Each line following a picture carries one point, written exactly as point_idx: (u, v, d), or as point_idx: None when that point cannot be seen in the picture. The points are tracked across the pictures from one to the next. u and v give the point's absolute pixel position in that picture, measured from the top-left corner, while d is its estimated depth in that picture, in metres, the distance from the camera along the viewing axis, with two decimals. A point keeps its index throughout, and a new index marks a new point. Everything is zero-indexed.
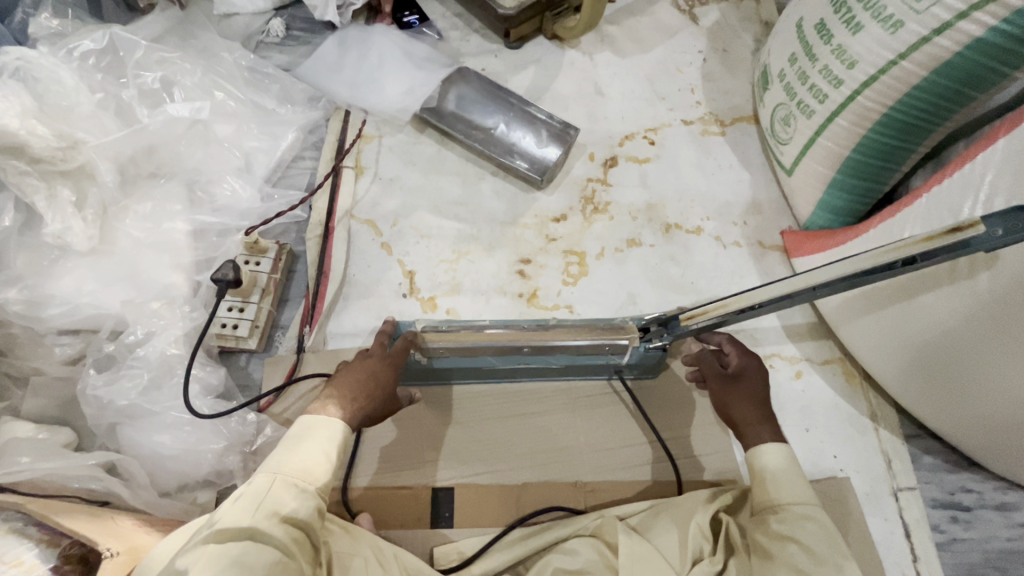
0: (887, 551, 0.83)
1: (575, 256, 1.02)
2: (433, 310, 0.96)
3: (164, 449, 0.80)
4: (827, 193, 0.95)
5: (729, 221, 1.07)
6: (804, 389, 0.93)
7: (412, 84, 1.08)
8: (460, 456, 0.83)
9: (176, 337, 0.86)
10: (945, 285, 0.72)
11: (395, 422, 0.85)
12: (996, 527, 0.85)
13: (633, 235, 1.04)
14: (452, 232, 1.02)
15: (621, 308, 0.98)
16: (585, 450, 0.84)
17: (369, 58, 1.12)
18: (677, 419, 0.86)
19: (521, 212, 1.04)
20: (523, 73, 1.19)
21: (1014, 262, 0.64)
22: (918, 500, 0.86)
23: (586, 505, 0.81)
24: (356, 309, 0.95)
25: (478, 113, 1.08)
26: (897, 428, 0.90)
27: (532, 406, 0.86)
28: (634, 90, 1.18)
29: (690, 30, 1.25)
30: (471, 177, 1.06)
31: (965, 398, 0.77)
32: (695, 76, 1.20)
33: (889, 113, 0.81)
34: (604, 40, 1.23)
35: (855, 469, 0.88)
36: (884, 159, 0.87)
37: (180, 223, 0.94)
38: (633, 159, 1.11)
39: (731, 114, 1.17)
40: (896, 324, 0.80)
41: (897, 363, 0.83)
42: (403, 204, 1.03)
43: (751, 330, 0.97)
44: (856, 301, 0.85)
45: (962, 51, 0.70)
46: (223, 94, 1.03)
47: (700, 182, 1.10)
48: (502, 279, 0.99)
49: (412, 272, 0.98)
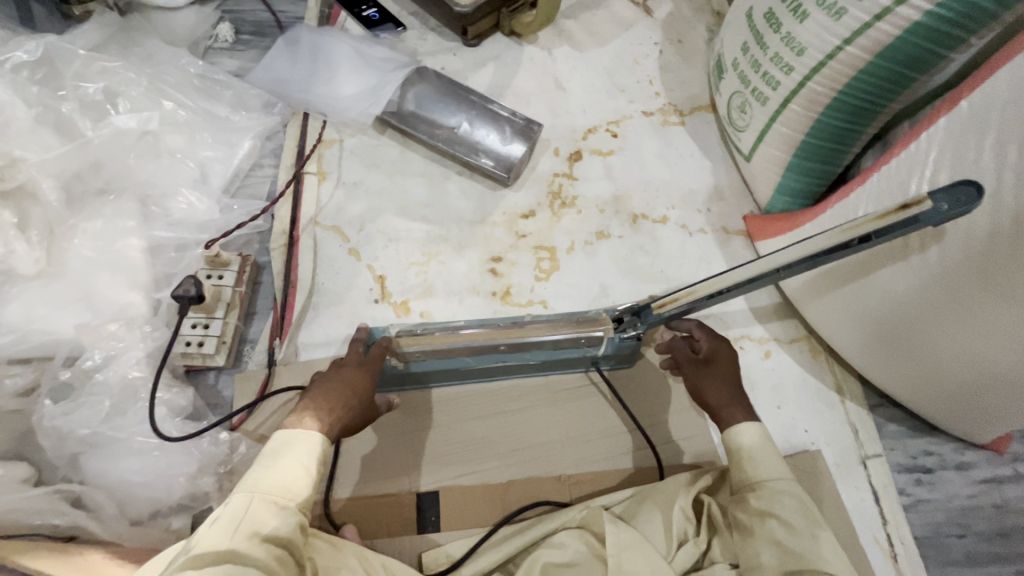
0: (860, 517, 0.87)
1: (545, 251, 1.02)
2: (406, 313, 0.94)
3: (134, 475, 0.77)
4: (785, 176, 0.99)
5: (693, 209, 1.10)
6: (774, 367, 0.96)
7: (370, 86, 1.07)
8: (443, 459, 0.83)
9: (138, 359, 0.83)
10: (899, 261, 0.75)
11: (376, 430, 0.83)
12: (957, 485, 0.90)
13: (601, 227, 1.05)
14: (421, 234, 1.00)
15: (593, 299, 0.99)
16: (567, 442, 0.85)
17: (322, 59, 1.09)
18: (654, 405, 0.87)
19: (490, 210, 1.04)
20: (482, 72, 1.20)
21: (960, 236, 0.67)
22: (884, 466, 0.90)
23: (571, 497, 0.81)
24: (326, 318, 0.92)
25: (439, 112, 1.07)
26: (862, 399, 0.94)
27: (513, 403, 0.86)
28: (593, 85, 1.20)
29: (645, 23, 1.27)
30: (438, 177, 1.06)
31: (923, 366, 0.81)
32: (652, 68, 1.22)
33: (838, 98, 0.85)
34: (561, 35, 1.25)
35: (825, 442, 0.91)
36: (836, 142, 0.91)
37: (134, 240, 0.90)
38: (596, 153, 1.13)
39: (689, 104, 1.19)
40: (856, 300, 0.83)
41: (859, 337, 0.87)
42: (369, 207, 1.01)
43: (720, 314, 1.00)
44: (818, 279, 0.89)
45: (903, 35, 0.74)
46: (171, 102, 0.99)
47: (664, 171, 1.13)
48: (474, 278, 0.98)
49: (382, 276, 0.96)
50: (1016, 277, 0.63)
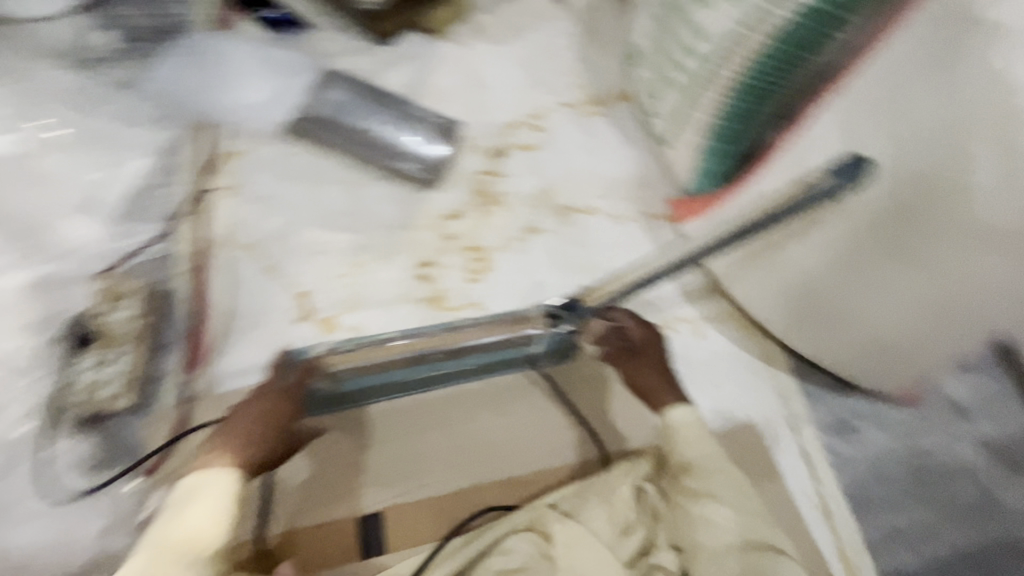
0: (793, 480, 0.91)
1: (476, 251, 1.00)
2: (332, 330, 0.90)
3: (34, 541, 0.74)
4: (703, 159, 1.01)
5: (619, 197, 1.11)
6: (706, 346, 0.99)
7: (276, 91, 1.01)
8: (384, 477, 0.79)
9: (18, 418, 0.76)
10: (811, 233, 0.78)
11: (309, 456, 0.79)
12: (879, 438, 0.96)
13: (531, 223, 1.04)
14: (344, 244, 0.96)
15: (528, 297, 0.98)
16: (511, 444, 0.83)
17: (219, 63, 1.01)
18: (595, 397, 0.87)
19: (415, 214, 1.01)
20: (397, 72, 1.16)
21: (861, 206, 0.70)
22: (813, 428, 0.95)
23: (519, 498, 0.81)
24: (247, 343, 0.87)
25: (349, 117, 1.00)
26: (789, 367, 0.98)
27: (453, 412, 0.84)
28: (513, 79, 1.19)
29: (560, 14, 1.26)
30: (357, 184, 1.01)
31: (843, 329, 0.85)
32: (570, 60, 1.22)
33: (745, 79, 0.86)
34: (477, 30, 1.22)
35: (758, 412, 0.95)
36: (747, 123, 0.91)
37: (10, 279, 0.81)
38: (520, 148, 1.12)
39: (608, 93, 1.20)
40: (777, 272, 0.86)
41: (784, 307, 0.90)
42: (285, 220, 0.95)
43: (653, 298, 1.02)
44: (740, 257, 0.91)
45: (799, 17, 0.75)
46: (32, 124, 0.91)
47: (589, 162, 1.13)
48: (404, 286, 0.95)
49: (305, 293, 0.91)
50: (912, 238, 0.67)
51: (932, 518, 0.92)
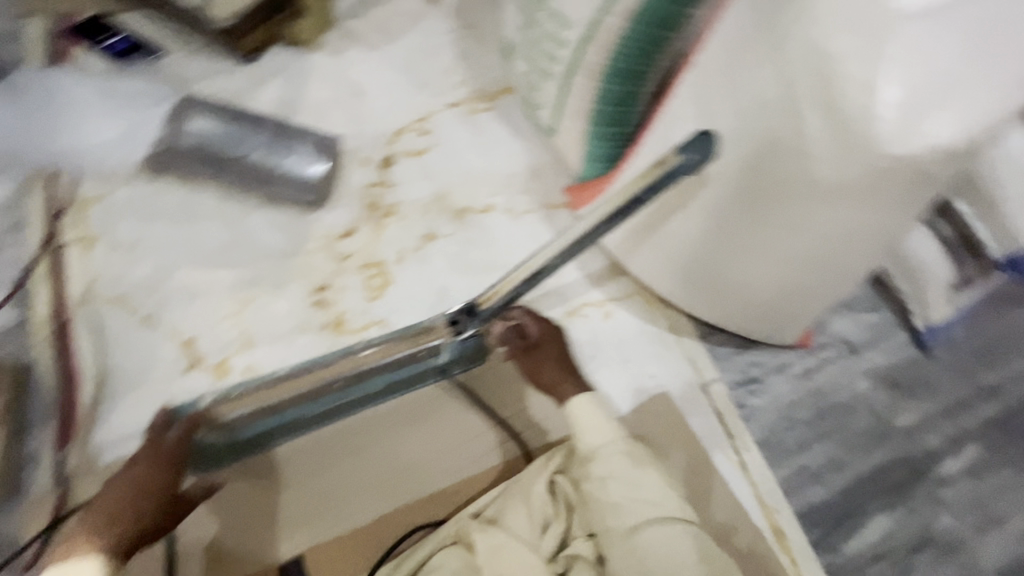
0: (708, 440, 0.96)
1: (374, 267, 0.97)
2: (227, 374, 0.85)
3: None
4: (590, 142, 1.03)
5: (515, 192, 1.11)
6: (615, 326, 1.01)
7: (129, 127, 0.93)
8: (301, 518, 0.77)
9: None
10: (684, 208, 0.82)
11: (215, 512, 0.75)
12: (782, 385, 1.02)
13: (428, 230, 1.03)
14: (228, 281, 0.90)
15: (433, 306, 0.96)
16: (431, 459, 0.82)
17: (56, 103, 0.91)
18: (511, 396, 0.87)
19: (304, 238, 0.96)
20: (267, 90, 1.10)
21: (720, 176, 0.74)
22: (722, 387, 1.00)
23: (445, 512, 0.80)
24: (130, 404, 0.81)
25: (222, 141, 0.93)
26: (694, 332, 1.03)
27: (366, 438, 0.81)
28: (392, 84, 1.16)
29: (434, 12, 1.24)
30: (235, 214, 0.95)
31: (733, 290, 0.89)
32: (450, 58, 1.20)
33: (614, 61, 0.89)
34: (349, 36, 1.18)
35: (669, 382, 0.99)
36: (624, 103, 0.95)
37: None
38: (409, 154, 1.10)
39: (493, 87, 1.19)
40: (664, 248, 0.90)
41: (679, 279, 0.94)
42: (157, 264, 0.89)
43: (559, 288, 1.03)
44: (631, 236, 0.94)
45: None
46: None
47: (481, 161, 1.12)
48: (300, 316, 0.91)
49: (190, 339, 0.85)
50: (766, 204, 0.72)
51: (836, 451, 0.99)
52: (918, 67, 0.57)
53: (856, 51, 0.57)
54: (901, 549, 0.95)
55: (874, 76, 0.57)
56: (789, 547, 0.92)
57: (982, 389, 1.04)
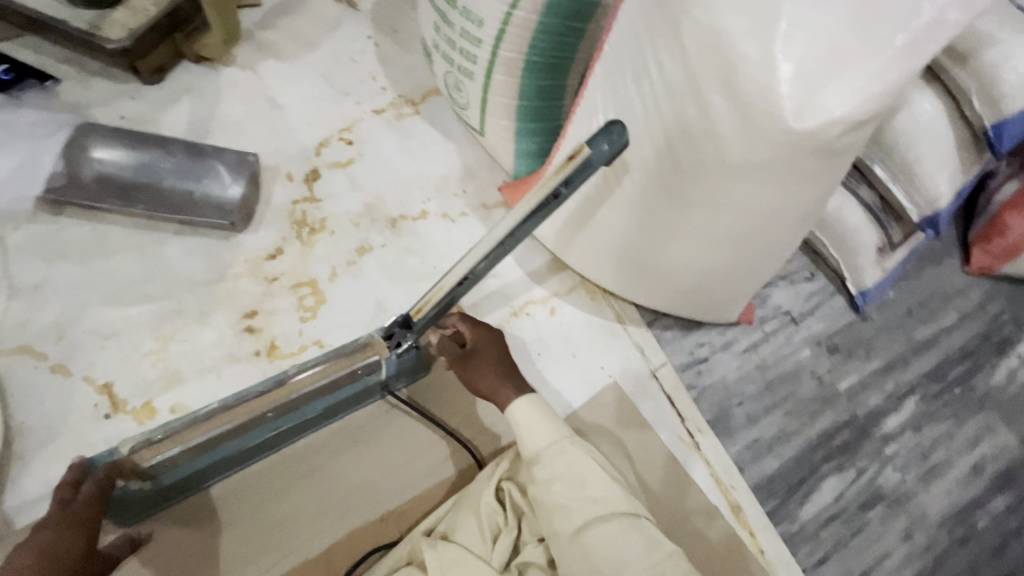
0: (661, 424, 0.97)
1: (306, 286, 0.93)
2: (153, 416, 0.80)
3: None
4: (519, 141, 1.03)
5: (449, 195, 1.09)
6: (561, 321, 1.01)
7: (20, 162, 0.87)
8: (247, 557, 0.73)
9: None
10: (611, 197, 0.82)
11: (151, 563, 0.71)
12: (729, 363, 1.04)
13: (361, 242, 1.00)
14: (147, 316, 0.85)
15: (372, 320, 0.93)
16: (381, 477, 0.80)
17: None
18: (459, 403, 0.85)
19: (227, 263, 0.91)
20: (176, 112, 1.04)
21: (639, 164, 0.74)
22: (671, 371, 1.01)
23: (400, 531, 0.77)
24: (45, 459, 0.75)
25: (127, 169, 0.88)
26: (639, 319, 1.03)
27: (310, 463, 0.78)
28: (312, 94, 1.12)
29: (352, 17, 1.20)
30: (150, 245, 0.90)
31: (667, 276, 0.90)
32: (372, 63, 1.17)
33: (529, 58, 0.90)
34: (261, 49, 1.13)
35: (619, 371, 0.99)
36: (549, 99, 0.97)
37: None
38: (335, 166, 1.06)
39: (418, 91, 1.17)
40: (597, 239, 0.90)
41: (615, 270, 0.94)
42: (66, 306, 0.83)
43: (501, 288, 1.02)
44: (565, 230, 0.94)
45: None
46: None
47: (411, 166, 1.10)
48: (229, 345, 0.86)
49: (108, 383, 0.80)
50: (689, 189, 0.72)
51: (785, 421, 1.02)
52: (808, 42, 0.58)
53: (748, 30, 0.58)
54: (853, 508, 0.98)
55: (769, 53, 0.58)
56: (747, 520, 0.94)
57: (915, 345, 1.09)
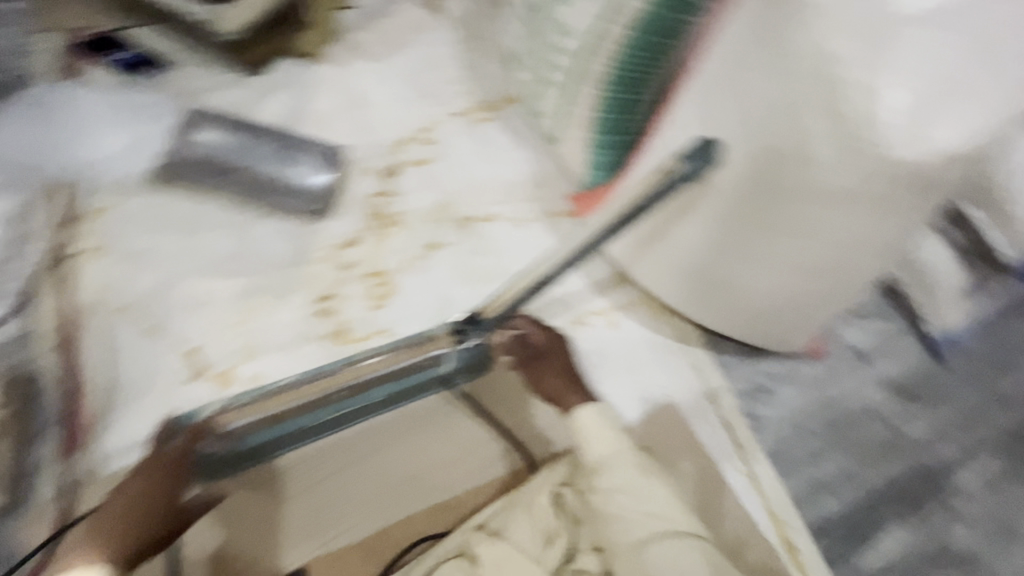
0: (715, 450, 0.95)
1: (377, 276, 0.97)
2: (230, 383, 0.85)
3: None
4: (594, 152, 1.02)
5: (519, 200, 1.11)
6: (621, 334, 1.00)
7: (135, 139, 0.95)
8: (305, 529, 0.76)
9: None
10: (689, 215, 0.80)
11: (217, 522, 0.75)
12: (792, 395, 1.00)
13: (432, 239, 1.03)
14: (233, 290, 0.90)
15: (435, 316, 0.96)
16: (435, 469, 0.81)
17: (64, 115, 0.92)
18: (515, 405, 0.86)
19: (308, 247, 0.97)
20: (273, 103, 1.11)
21: (725, 185, 0.73)
22: (730, 397, 0.98)
23: (449, 523, 0.79)
24: (134, 412, 0.81)
25: (224, 152, 0.93)
26: (701, 341, 1.01)
27: (367, 448, 0.80)
28: (397, 95, 1.17)
29: (440, 24, 1.25)
30: (241, 224, 0.96)
31: (738, 299, 0.88)
32: (455, 68, 1.21)
33: (615, 71, 0.89)
34: (354, 47, 1.19)
35: (675, 391, 0.98)
36: (626, 112, 0.94)
37: None
38: (413, 164, 1.10)
39: (497, 97, 1.20)
40: (668, 256, 0.89)
41: (683, 288, 0.93)
42: (164, 273, 0.90)
43: (563, 296, 1.02)
44: (634, 244, 0.94)
45: (654, 7, 0.79)
46: None
47: (485, 170, 1.12)
48: (304, 324, 0.91)
49: (195, 348, 0.86)
50: (775, 214, 0.71)
51: (847, 462, 0.97)
52: (919, 72, 0.56)
53: (858, 56, 0.57)
54: (915, 563, 0.93)
55: (875, 82, 0.57)
56: (800, 561, 0.90)
57: (998, 399, 1.02)
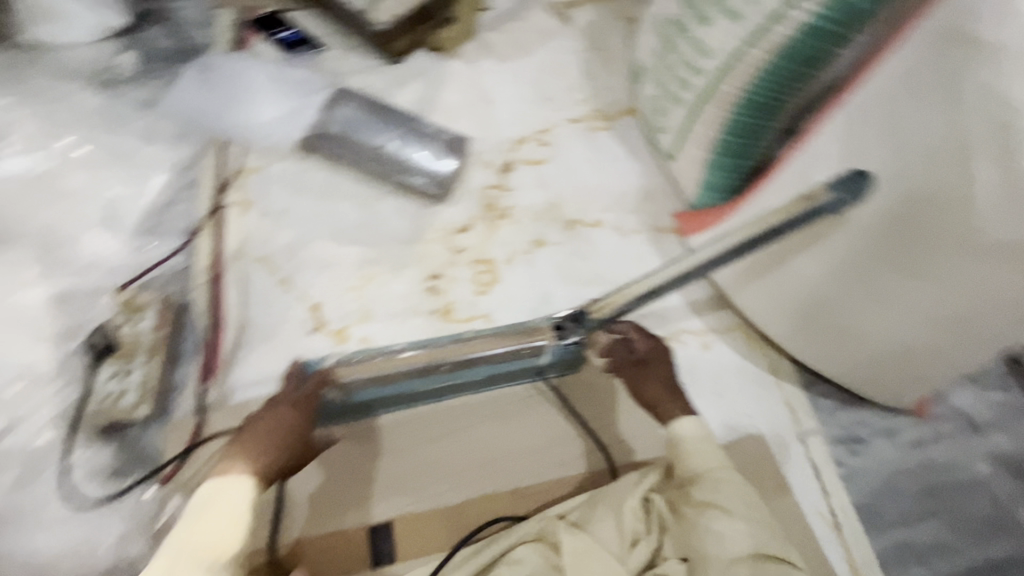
0: (801, 492, 0.91)
1: (484, 264, 1.02)
2: (345, 341, 0.92)
3: (49, 548, 0.75)
4: (709, 173, 1.02)
5: (625, 210, 1.12)
6: (713, 357, 0.99)
7: (290, 110, 1.05)
8: (395, 486, 0.81)
9: (49, 420, 0.80)
10: (813, 247, 0.80)
11: (321, 464, 0.81)
12: (888, 451, 0.95)
13: (538, 236, 1.06)
14: (356, 258, 0.98)
15: (535, 309, 1.00)
16: (520, 454, 0.84)
17: (234, 87, 1.04)
18: (603, 408, 0.88)
19: (425, 228, 1.03)
20: (406, 90, 1.18)
21: (860, 221, 0.72)
22: (821, 441, 0.95)
23: (527, 509, 0.82)
24: (260, 354, 0.89)
25: (365, 132, 1.02)
26: (796, 378, 0.98)
27: (460, 422, 0.85)
28: (519, 96, 1.21)
29: (567, 32, 1.29)
30: (369, 198, 1.03)
31: (849, 341, 0.85)
32: (577, 76, 1.24)
33: (747, 95, 0.89)
34: (485, 47, 1.25)
35: (765, 424, 0.95)
36: (752, 137, 0.94)
37: (38, 291, 0.86)
38: (528, 163, 1.14)
39: (614, 108, 1.22)
40: (780, 286, 0.88)
41: (789, 322, 0.91)
42: (298, 233, 0.98)
43: (659, 310, 1.02)
44: (744, 270, 0.93)
45: (799, 36, 0.79)
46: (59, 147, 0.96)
47: (595, 177, 1.15)
48: (414, 298, 0.97)
49: (318, 305, 0.94)
50: (917, 254, 0.69)
51: (943, 532, 0.91)
52: None
53: None
54: None
55: None
56: None
57: None
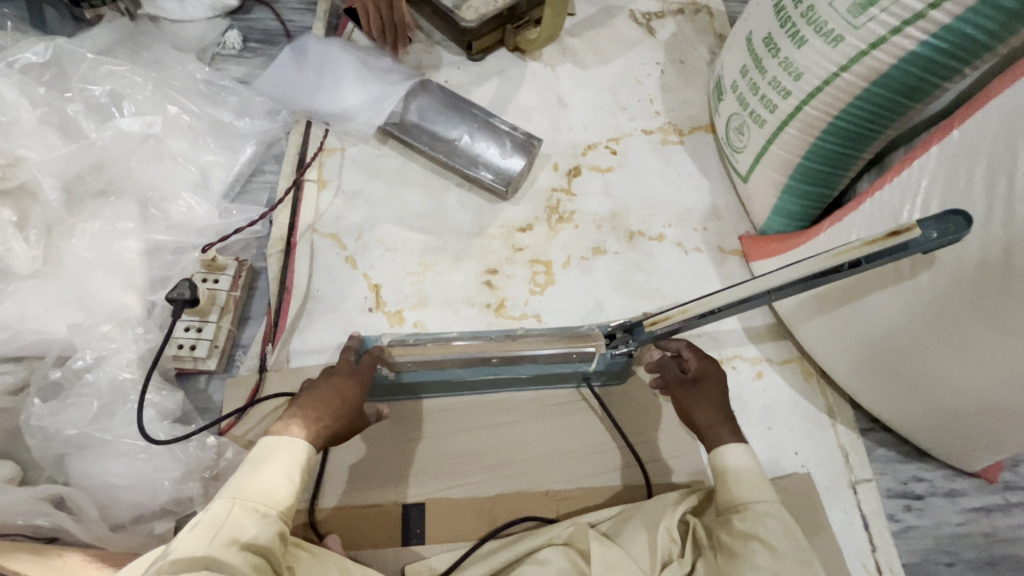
0: (848, 543, 0.86)
1: (541, 265, 1.03)
2: (400, 323, 0.95)
3: (119, 477, 0.79)
4: (781, 200, 0.99)
5: (689, 227, 1.10)
6: (766, 388, 0.96)
7: (374, 96, 1.08)
8: (432, 470, 0.83)
9: (129, 361, 0.85)
10: (892, 285, 0.76)
11: (364, 439, 0.84)
12: (947, 513, 0.89)
13: (598, 243, 1.06)
14: (418, 245, 1.01)
15: (587, 315, 1.00)
16: (556, 457, 0.84)
17: (326, 71, 1.10)
18: (644, 423, 0.87)
19: (487, 223, 1.04)
20: (484, 87, 1.20)
21: (950, 262, 0.68)
22: (874, 491, 0.89)
23: (557, 513, 0.81)
24: (320, 325, 0.94)
25: (442, 124, 1.07)
26: (853, 422, 0.94)
27: (502, 417, 0.86)
28: (594, 102, 1.21)
29: (648, 42, 1.28)
30: (437, 188, 1.06)
31: (918, 391, 0.81)
32: (654, 87, 1.23)
33: (835, 123, 0.85)
34: (565, 52, 1.26)
35: (816, 465, 0.91)
36: (832, 166, 0.91)
37: (133, 242, 0.93)
38: (596, 169, 1.14)
39: (688, 123, 1.20)
40: (848, 323, 0.84)
41: (853, 362, 0.87)
42: (368, 215, 1.02)
43: (714, 333, 1.00)
44: (812, 302, 0.89)
45: (898, 64, 0.75)
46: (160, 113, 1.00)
47: (662, 190, 1.13)
48: (469, 290, 0.99)
49: (378, 285, 0.97)
50: (1009, 308, 0.64)
51: None
52: None
53: None
54: None
55: None
56: None
57: None
